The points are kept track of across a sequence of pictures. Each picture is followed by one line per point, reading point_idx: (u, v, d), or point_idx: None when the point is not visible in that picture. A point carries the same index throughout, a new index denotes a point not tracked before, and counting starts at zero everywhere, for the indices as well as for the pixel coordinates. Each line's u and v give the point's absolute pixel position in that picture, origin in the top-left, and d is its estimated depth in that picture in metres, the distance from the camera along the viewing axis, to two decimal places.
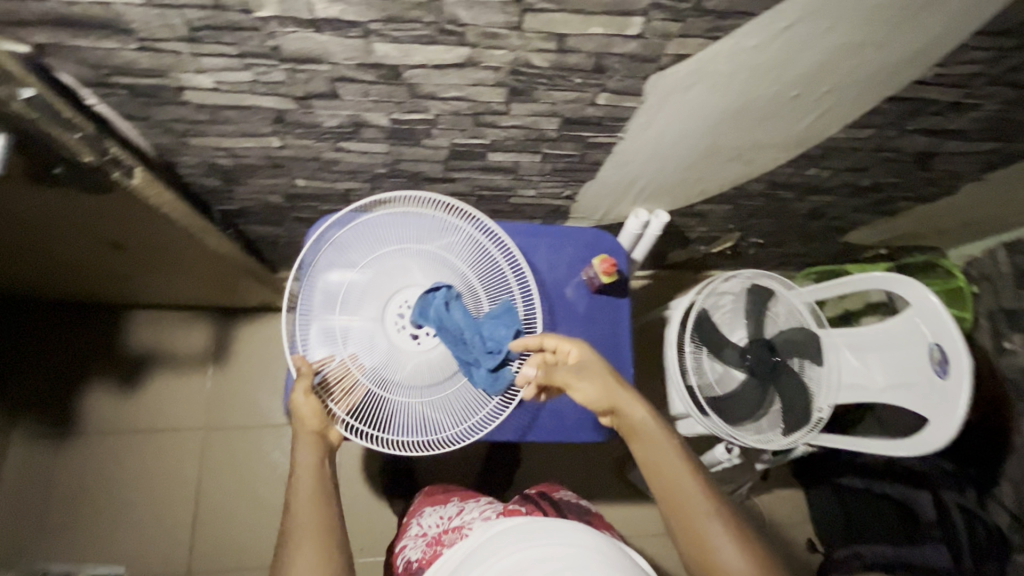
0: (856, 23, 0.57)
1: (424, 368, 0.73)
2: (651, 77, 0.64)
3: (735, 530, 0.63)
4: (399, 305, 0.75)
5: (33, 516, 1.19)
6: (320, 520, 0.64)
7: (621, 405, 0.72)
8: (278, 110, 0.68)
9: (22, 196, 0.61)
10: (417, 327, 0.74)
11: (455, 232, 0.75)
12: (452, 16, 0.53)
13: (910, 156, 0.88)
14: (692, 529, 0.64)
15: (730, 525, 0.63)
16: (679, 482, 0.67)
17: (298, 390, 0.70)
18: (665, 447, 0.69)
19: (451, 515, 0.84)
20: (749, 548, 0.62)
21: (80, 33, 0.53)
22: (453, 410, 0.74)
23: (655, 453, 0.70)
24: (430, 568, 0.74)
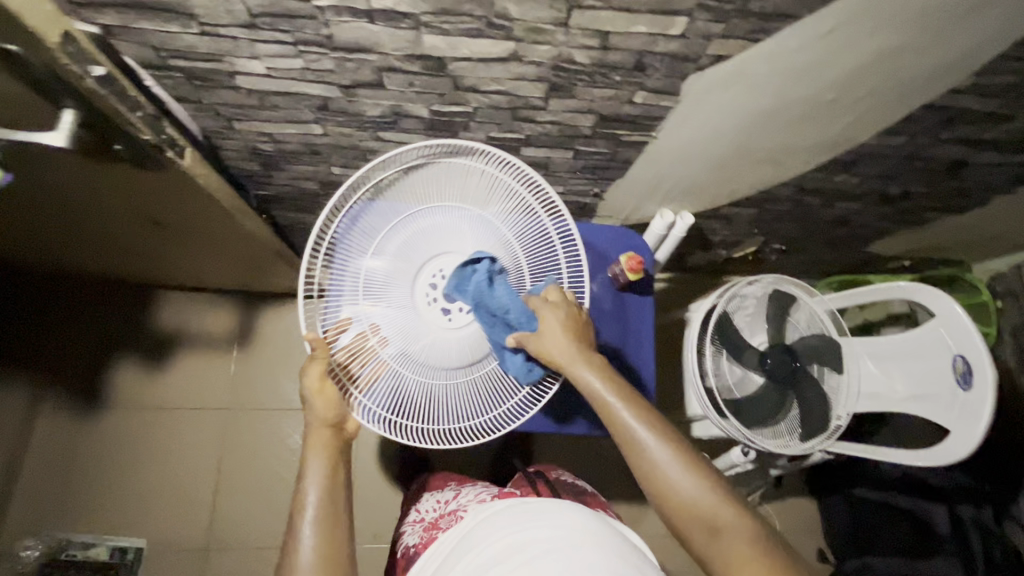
0: (899, 29, 0.58)
1: (456, 350, 0.73)
2: (690, 77, 0.65)
3: (687, 459, 0.65)
4: (434, 274, 0.74)
5: (58, 488, 1.21)
6: (326, 521, 0.64)
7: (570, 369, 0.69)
8: (323, 98, 0.70)
9: (78, 171, 0.63)
10: (449, 301, 0.73)
11: (500, 196, 0.73)
12: (502, 11, 0.54)
13: (941, 165, 0.88)
14: (656, 477, 0.65)
15: (690, 463, 0.65)
16: (635, 436, 0.67)
17: (314, 374, 0.69)
18: (617, 405, 0.68)
19: (449, 499, 0.86)
20: (710, 480, 0.64)
21: (147, 16, 0.55)
22: (476, 401, 0.74)
23: (609, 411, 0.69)
24: (427, 551, 0.76)
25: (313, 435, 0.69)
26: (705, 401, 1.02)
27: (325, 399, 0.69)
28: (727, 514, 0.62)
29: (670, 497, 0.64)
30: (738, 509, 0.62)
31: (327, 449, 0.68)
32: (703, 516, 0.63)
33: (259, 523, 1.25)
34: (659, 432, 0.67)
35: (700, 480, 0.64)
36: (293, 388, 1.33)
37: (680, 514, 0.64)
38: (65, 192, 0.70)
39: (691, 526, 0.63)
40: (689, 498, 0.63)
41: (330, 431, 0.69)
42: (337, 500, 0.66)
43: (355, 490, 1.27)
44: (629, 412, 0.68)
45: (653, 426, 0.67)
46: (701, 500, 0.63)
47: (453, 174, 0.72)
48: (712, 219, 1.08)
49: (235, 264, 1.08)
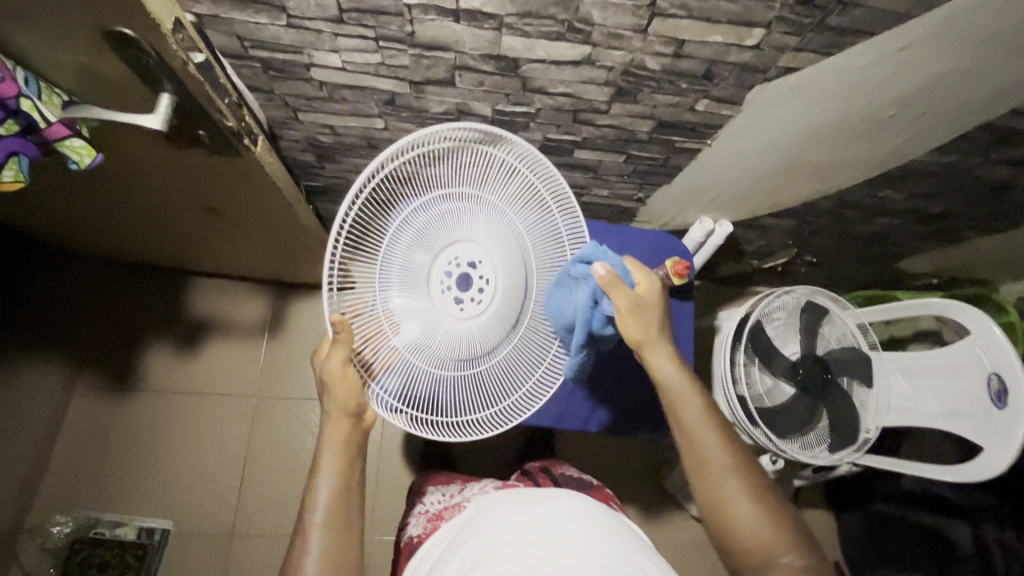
0: (968, 49, 0.59)
1: (465, 340, 0.66)
2: (756, 87, 0.66)
3: (752, 486, 0.62)
4: (447, 261, 0.66)
5: (86, 466, 1.22)
6: (336, 519, 0.61)
7: (651, 363, 0.67)
8: (392, 93, 0.71)
9: (155, 152, 0.65)
10: (463, 291, 0.66)
11: (509, 183, 0.66)
12: (585, 15, 0.56)
13: (987, 185, 0.89)
14: (717, 496, 0.62)
15: (759, 494, 0.62)
16: (707, 451, 0.64)
17: (333, 358, 0.63)
18: (696, 415, 0.65)
19: (453, 493, 0.88)
20: (773, 512, 0.61)
21: (239, 7, 0.57)
22: (490, 392, 0.68)
23: (683, 418, 0.66)
24: (429, 540, 0.77)
25: (332, 426, 0.64)
26: (736, 408, 1.03)
27: (345, 388, 0.64)
28: (786, 548, 0.59)
29: (727, 519, 0.62)
30: (797, 548, 0.59)
31: (346, 443, 0.64)
32: (757, 546, 0.60)
33: (285, 511, 1.24)
34: (733, 452, 0.64)
35: (763, 510, 0.61)
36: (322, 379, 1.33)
37: (733, 537, 0.61)
38: (136, 174, 0.71)
39: (741, 552, 0.61)
40: (746, 525, 0.61)
41: (349, 424, 0.64)
42: (349, 501, 0.62)
43: (379, 483, 1.28)
44: (707, 425, 0.65)
45: (727, 446, 0.65)
46: (759, 530, 0.60)
47: (471, 157, 0.65)
48: (749, 229, 1.09)
49: (277, 254, 1.09)
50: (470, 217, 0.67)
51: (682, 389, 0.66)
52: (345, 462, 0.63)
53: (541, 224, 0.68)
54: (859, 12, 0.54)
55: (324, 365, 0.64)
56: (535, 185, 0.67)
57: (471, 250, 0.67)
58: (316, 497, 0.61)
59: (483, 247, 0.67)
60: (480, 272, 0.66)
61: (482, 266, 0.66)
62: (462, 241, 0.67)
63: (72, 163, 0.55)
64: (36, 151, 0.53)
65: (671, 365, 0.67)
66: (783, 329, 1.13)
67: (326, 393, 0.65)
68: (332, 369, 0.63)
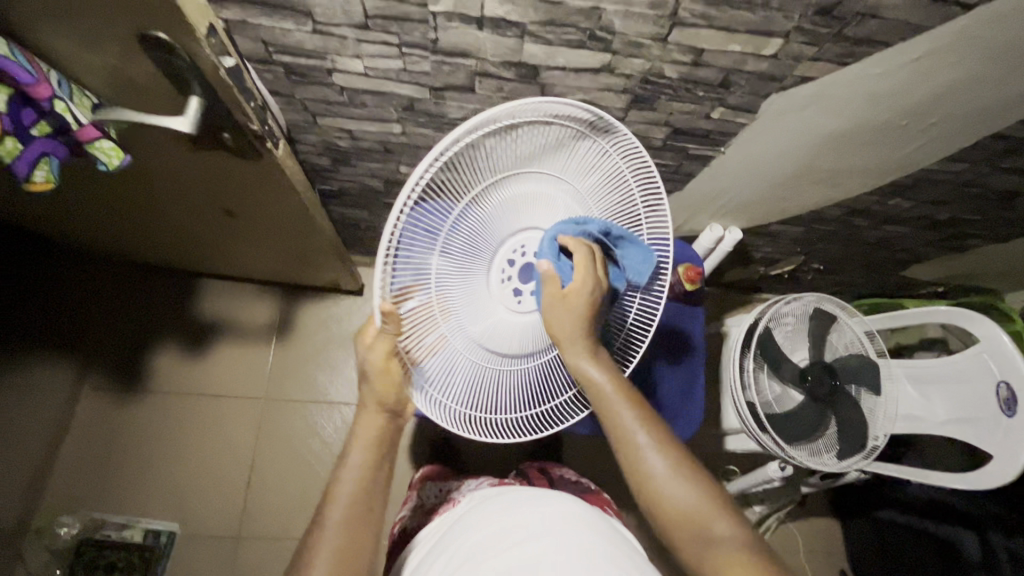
0: (981, 59, 0.60)
1: (520, 333, 0.66)
2: (771, 95, 0.67)
3: (684, 469, 0.58)
4: (512, 250, 0.67)
5: (94, 467, 1.22)
6: (354, 520, 0.56)
7: (568, 356, 0.61)
8: (411, 98, 0.72)
9: (178, 154, 0.65)
10: (521, 283, 0.67)
11: (595, 175, 0.63)
12: (607, 24, 0.57)
13: (996, 194, 0.90)
14: (647, 480, 0.58)
15: (687, 469, 0.58)
16: (630, 434, 0.60)
17: (377, 348, 0.59)
18: (613, 399, 0.61)
19: (450, 488, 0.88)
20: (703, 486, 0.58)
21: (267, 12, 0.58)
22: (536, 393, 0.67)
23: (604, 404, 0.61)
24: (423, 531, 0.77)
25: (365, 420, 0.61)
26: (745, 414, 1.02)
27: (386, 380, 0.60)
28: (724, 527, 0.56)
29: (661, 503, 0.58)
30: (732, 518, 0.56)
31: (376, 440, 0.60)
32: (692, 524, 0.56)
33: (292, 514, 1.24)
34: (655, 431, 0.60)
35: (694, 485, 0.58)
36: (330, 382, 1.33)
37: (669, 520, 0.57)
38: (156, 175, 0.72)
39: (680, 534, 0.57)
40: (681, 505, 0.57)
41: (383, 419, 0.61)
42: (371, 502, 0.58)
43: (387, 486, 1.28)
44: (627, 407, 0.61)
45: (648, 424, 0.61)
46: (693, 507, 0.57)
47: (566, 141, 0.61)
48: (759, 236, 1.10)
49: (289, 257, 1.09)
50: (544, 203, 0.65)
51: (599, 384, 0.61)
52: (373, 460, 0.60)
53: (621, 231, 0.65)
54: (876, 22, 0.55)
55: (365, 355, 0.60)
56: (622, 183, 0.63)
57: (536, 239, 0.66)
58: (337, 492, 0.57)
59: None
60: None
61: None
62: (531, 227, 0.66)
63: (100, 164, 0.56)
64: (65, 152, 0.54)
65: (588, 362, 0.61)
66: (791, 336, 1.13)
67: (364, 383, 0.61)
68: (374, 359, 0.59)
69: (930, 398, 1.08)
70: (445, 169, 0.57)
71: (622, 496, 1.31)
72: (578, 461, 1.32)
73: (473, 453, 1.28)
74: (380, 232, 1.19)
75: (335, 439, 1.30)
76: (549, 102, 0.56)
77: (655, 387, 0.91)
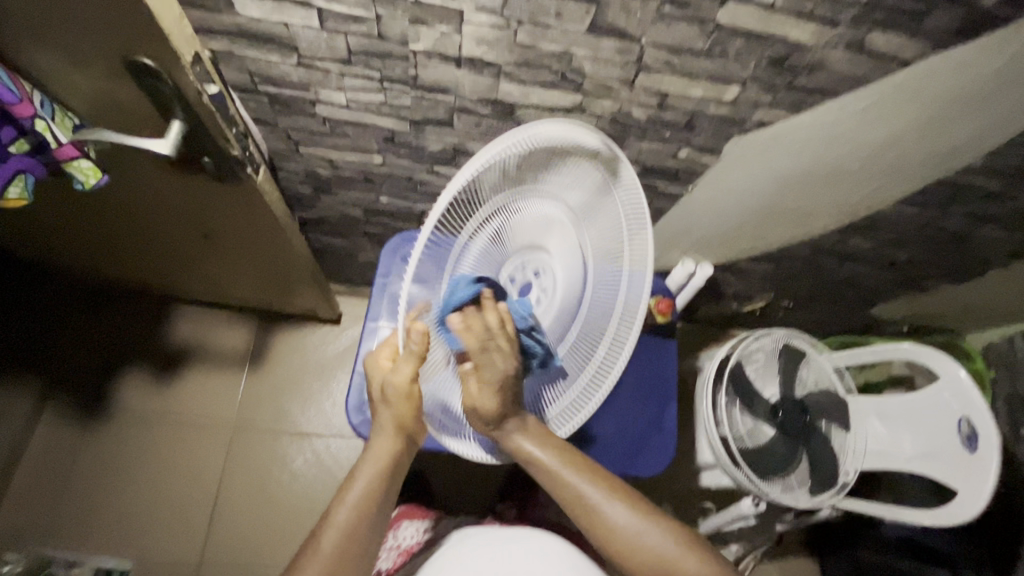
0: (921, 112, 0.66)
1: None
2: (734, 137, 0.72)
3: (643, 511, 0.59)
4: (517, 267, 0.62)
5: (48, 499, 1.16)
6: (348, 548, 0.56)
7: (506, 439, 0.61)
8: (392, 131, 0.74)
9: (158, 175, 0.66)
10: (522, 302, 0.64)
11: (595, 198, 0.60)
12: (578, 67, 0.60)
13: (949, 236, 0.95)
14: (606, 533, 0.58)
15: (647, 513, 0.59)
16: (580, 495, 0.60)
17: (403, 373, 0.58)
18: (557, 467, 0.61)
19: (426, 528, 0.85)
20: (665, 526, 0.58)
21: (254, 45, 0.60)
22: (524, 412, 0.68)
23: (550, 476, 0.61)
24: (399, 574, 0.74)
25: (380, 444, 0.62)
26: (718, 449, 1.02)
27: (407, 403, 0.61)
28: (694, 557, 0.57)
29: (632, 555, 0.57)
30: (700, 555, 0.57)
31: (387, 466, 0.62)
32: (666, 567, 0.56)
33: (254, 551, 1.19)
34: (605, 485, 0.61)
35: (658, 527, 0.58)
36: (302, 412, 1.30)
37: (641, 570, 0.57)
38: (137, 195, 0.73)
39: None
40: (654, 552, 0.57)
41: (400, 442, 0.63)
42: (369, 528, 0.58)
43: None
44: (572, 471, 0.61)
45: (596, 478, 0.61)
46: (665, 552, 0.57)
47: (579, 162, 0.57)
48: (729, 273, 1.14)
49: (265, 283, 1.08)
50: (545, 223, 0.59)
51: (547, 464, 0.61)
52: (379, 488, 0.60)
53: (605, 276, 0.65)
54: (824, 74, 0.60)
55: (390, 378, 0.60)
56: (617, 210, 0.62)
57: (540, 260, 0.62)
58: (339, 515, 0.58)
59: (552, 261, 0.62)
60: (542, 283, 0.63)
61: (545, 277, 0.62)
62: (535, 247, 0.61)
63: (77, 183, 0.57)
64: (44, 170, 0.55)
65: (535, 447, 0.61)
66: (762, 370, 1.12)
67: (383, 405, 0.63)
68: (398, 382, 0.59)
69: (896, 434, 1.09)
70: (455, 200, 0.52)
71: None
72: None
73: (445, 489, 1.25)
74: (358, 259, 1.19)
75: (304, 471, 1.26)
76: (570, 130, 0.53)
77: (628, 420, 0.92)
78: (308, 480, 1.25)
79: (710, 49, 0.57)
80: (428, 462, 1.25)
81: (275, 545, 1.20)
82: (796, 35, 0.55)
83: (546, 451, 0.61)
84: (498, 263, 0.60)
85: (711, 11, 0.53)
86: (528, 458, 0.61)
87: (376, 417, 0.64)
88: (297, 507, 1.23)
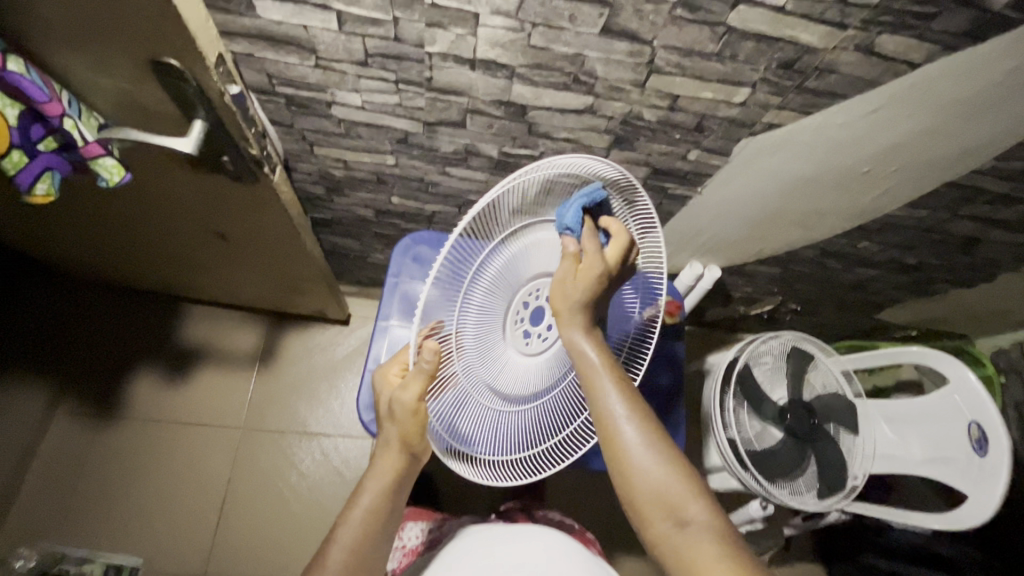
0: (929, 115, 0.67)
1: (528, 375, 0.63)
2: (743, 139, 0.72)
3: (661, 442, 0.56)
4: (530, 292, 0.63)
5: (60, 495, 1.17)
6: (355, 564, 0.58)
7: (563, 326, 0.59)
8: (405, 132, 0.76)
9: (178, 174, 0.68)
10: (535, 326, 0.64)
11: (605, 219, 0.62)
12: (590, 69, 0.61)
13: (958, 239, 0.95)
14: (623, 450, 0.56)
15: (668, 447, 0.56)
16: (609, 405, 0.57)
17: (409, 392, 0.58)
18: (599, 369, 0.58)
19: (431, 527, 0.85)
20: (681, 463, 0.56)
21: (273, 47, 0.62)
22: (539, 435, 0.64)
23: (588, 376, 0.58)
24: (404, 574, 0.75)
25: (385, 459, 0.62)
26: (727, 452, 1.02)
27: (414, 421, 0.60)
28: (698, 503, 0.54)
29: (638, 481, 0.55)
30: (707, 502, 0.55)
31: (391, 483, 0.61)
32: (666, 503, 0.54)
33: (261, 549, 1.19)
34: (638, 406, 0.57)
35: (672, 465, 0.55)
36: (311, 412, 1.31)
37: (641, 499, 0.55)
38: (157, 195, 0.74)
39: (647, 514, 0.55)
40: (659, 486, 0.55)
41: (403, 460, 0.62)
42: (374, 544, 0.60)
43: None
44: (611, 379, 0.58)
45: (630, 398, 0.58)
46: (671, 488, 0.54)
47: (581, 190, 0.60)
48: (737, 276, 1.14)
49: (276, 283, 1.10)
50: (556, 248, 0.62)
51: (591, 364, 0.58)
52: (383, 506, 0.61)
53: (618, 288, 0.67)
54: (833, 76, 0.61)
55: (398, 395, 0.60)
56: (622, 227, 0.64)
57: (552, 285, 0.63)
58: (343, 533, 0.59)
59: None
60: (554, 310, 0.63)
61: None
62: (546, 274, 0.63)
63: (102, 181, 0.58)
64: (69, 168, 0.56)
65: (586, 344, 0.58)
66: (770, 374, 1.13)
67: (389, 421, 0.62)
68: (405, 401, 0.59)
69: (905, 438, 1.09)
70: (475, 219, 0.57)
71: (604, 536, 1.27)
72: (560, 499, 1.29)
73: (452, 489, 1.25)
74: (368, 260, 1.21)
75: (312, 470, 1.27)
76: (569, 159, 0.56)
77: None
78: (317, 480, 1.26)
79: (720, 52, 0.58)
80: (435, 463, 1.25)
81: (283, 543, 1.20)
82: (806, 38, 0.56)
83: (595, 353, 0.58)
84: (511, 288, 0.63)
85: (722, 14, 0.54)
86: (574, 353, 0.58)
87: (381, 431, 0.63)
88: (304, 506, 1.24)
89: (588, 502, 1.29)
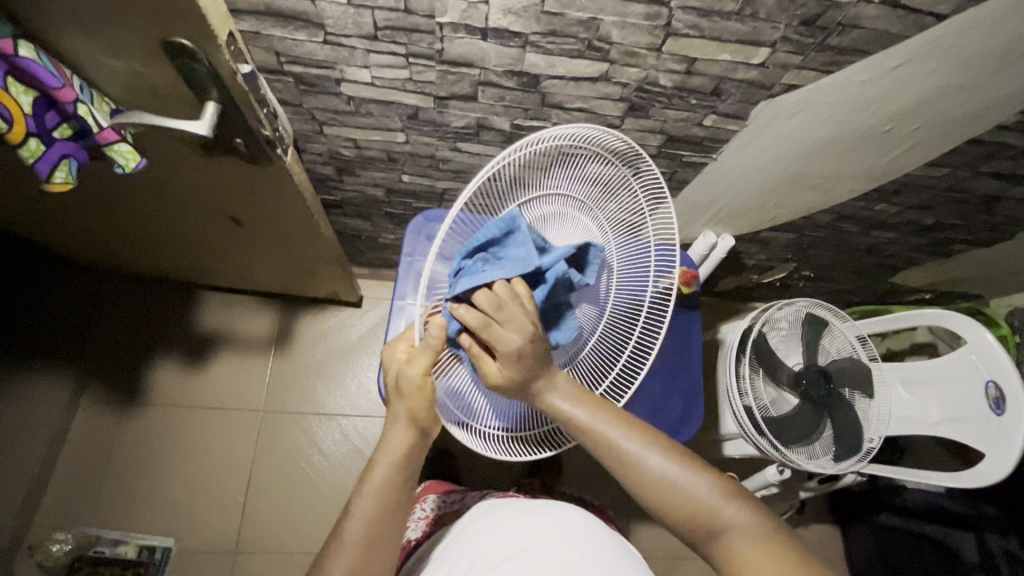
0: (955, 70, 0.65)
1: None
2: (761, 103, 0.71)
3: (677, 458, 0.59)
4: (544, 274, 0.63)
5: (91, 480, 1.20)
6: (375, 535, 0.59)
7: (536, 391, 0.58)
8: (416, 107, 0.75)
9: (188, 158, 0.67)
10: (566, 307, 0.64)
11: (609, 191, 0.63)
12: (605, 34, 0.60)
13: (978, 198, 0.94)
14: (647, 484, 0.58)
15: (686, 462, 0.59)
16: (618, 447, 0.59)
17: (416, 365, 0.58)
18: (594, 424, 0.59)
19: (454, 499, 0.87)
20: (706, 472, 0.58)
21: (281, 22, 0.60)
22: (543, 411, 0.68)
23: (589, 434, 0.59)
24: (431, 542, 0.76)
25: (396, 435, 0.63)
26: (743, 418, 1.02)
27: (420, 396, 0.60)
28: (730, 504, 0.56)
29: (674, 505, 0.58)
30: (739, 502, 0.57)
31: (404, 456, 0.63)
32: (704, 515, 0.57)
33: (287, 525, 1.23)
34: (642, 436, 0.60)
35: (694, 476, 0.58)
36: (329, 393, 1.33)
37: (682, 519, 0.57)
38: (169, 181, 0.74)
39: (694, 530, 0.57)
40: (693, 502, 0.57)
41: (413, 434, 0.63)
42: (390, 518, 0.60)
43: None
44: (607, 424, 0.60)
45: (630, 431, 0.60)
46: (703, 501, 0.57)
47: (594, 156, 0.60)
48: (751, 244, 1.13)
49: (291, 268, 1.10)
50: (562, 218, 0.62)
51: (584, 421, 0.59)
52: (397, 478, 0.62)
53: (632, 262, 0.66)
54: (857, 32, 0.59)
55: (404, 369, 0.59)
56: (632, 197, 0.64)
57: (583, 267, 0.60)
58: (359, 505, 0.60)
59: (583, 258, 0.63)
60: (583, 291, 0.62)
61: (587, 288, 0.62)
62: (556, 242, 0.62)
63: (118, 167, 0.58)
64: (84, 154, 0.56)
65: (569, 401, 0.59)
66: (785, 340, 1.13)
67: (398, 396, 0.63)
68: (412, 375, 0.59)
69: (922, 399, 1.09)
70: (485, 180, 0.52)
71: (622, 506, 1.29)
72: (577, 471, 1.30)
73: (469, 462, 1.27)
74: (380, 241, 1.21)
75: (334, 448, 1.29)
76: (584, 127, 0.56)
77: (651, 389, 0.93)
78: (338, 459, 1.28)
79: (741, 11, 0.57)
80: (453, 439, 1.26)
81: (309, 519, 1.24)
82: None
83: (580, 408, 0.59)
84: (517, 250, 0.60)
85: None
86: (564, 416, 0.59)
87: (390, 408, 0.64)
88: (326, 483, 1.26)
89: (604, 473, 1.31)
